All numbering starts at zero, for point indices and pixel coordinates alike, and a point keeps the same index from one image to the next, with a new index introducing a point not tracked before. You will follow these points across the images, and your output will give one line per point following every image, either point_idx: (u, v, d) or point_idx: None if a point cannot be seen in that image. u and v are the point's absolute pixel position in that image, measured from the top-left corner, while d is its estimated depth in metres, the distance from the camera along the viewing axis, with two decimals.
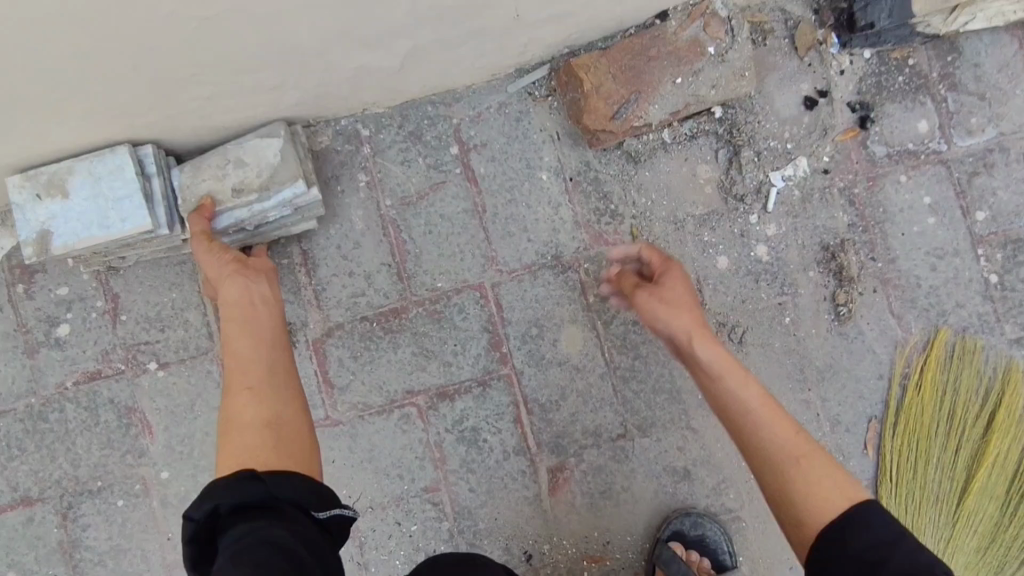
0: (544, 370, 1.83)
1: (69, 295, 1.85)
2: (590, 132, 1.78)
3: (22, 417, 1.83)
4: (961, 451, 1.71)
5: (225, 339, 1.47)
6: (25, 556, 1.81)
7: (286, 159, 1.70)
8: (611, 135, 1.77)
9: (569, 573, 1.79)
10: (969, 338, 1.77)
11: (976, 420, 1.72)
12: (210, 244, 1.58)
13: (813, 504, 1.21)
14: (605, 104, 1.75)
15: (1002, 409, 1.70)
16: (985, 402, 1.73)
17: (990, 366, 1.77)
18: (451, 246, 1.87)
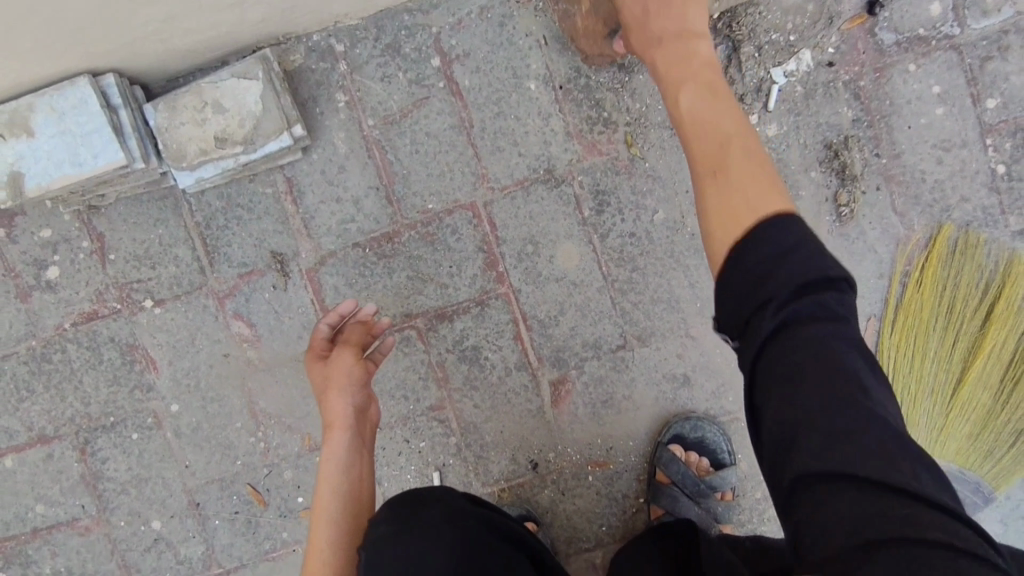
0: (542, 287, 1.82)
1: (53, 236, 1.81)
2: (585, 52, 1.73)
3: (26, 360, 1.85)
4: (958, 344, 1.71)
5: (333, 446, 1.55)
6: (51, 489, 1.89)
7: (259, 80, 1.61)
8: (606, 58, 1.72)
9: (574, 478, 1.86)
10: (973, 232, 1.73)
11: (976, 313, 1.70)
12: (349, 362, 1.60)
13: (735, 193, 1.14)
14: (603, 28, 1.65)
15: (1002, 300, 1.68)
16: (986, 294, 1.71)
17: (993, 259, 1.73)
18: (439, 165, 1.80)
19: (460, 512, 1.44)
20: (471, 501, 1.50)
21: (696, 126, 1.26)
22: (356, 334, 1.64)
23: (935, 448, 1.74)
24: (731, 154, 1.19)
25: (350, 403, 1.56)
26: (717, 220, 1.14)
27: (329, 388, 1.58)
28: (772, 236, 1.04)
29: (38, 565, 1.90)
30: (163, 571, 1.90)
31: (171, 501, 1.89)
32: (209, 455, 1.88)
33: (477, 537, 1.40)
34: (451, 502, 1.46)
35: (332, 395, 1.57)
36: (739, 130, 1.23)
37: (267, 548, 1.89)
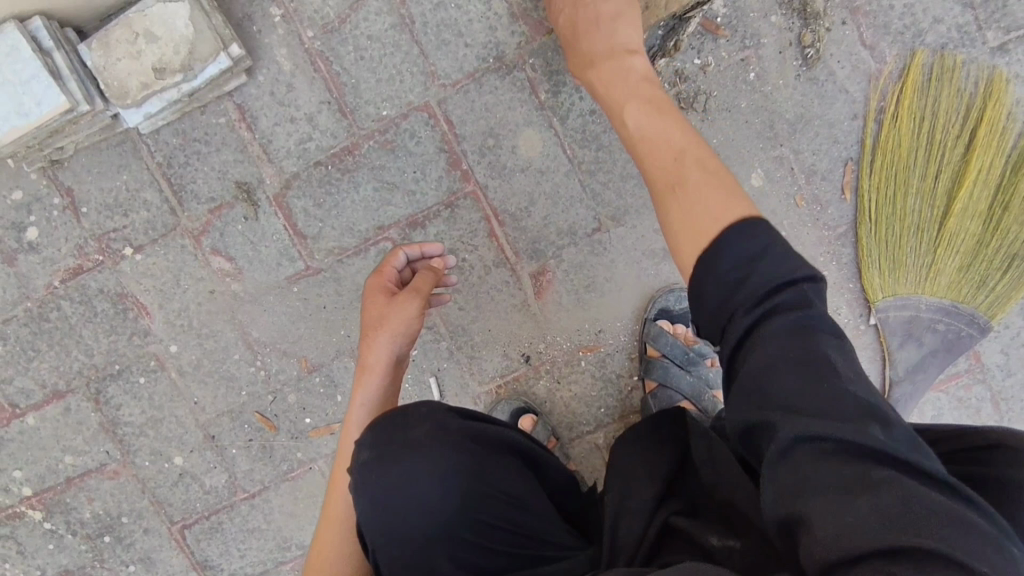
0: (509, 179, 1.79)
1: (25, 197, 1.84)
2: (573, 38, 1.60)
3: (26, 321, 1.91)
4: (941, 175, 1.65)
5: (369, 381, 1.46)
6: (74, 440, 1.98)
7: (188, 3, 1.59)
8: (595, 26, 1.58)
9: (567, 365, 1.88)
10: (948, 54, 1.66)
11: (956, 140, 1.64)
12: (400, 300, 1.46)
13: (691, 203, 1.11)
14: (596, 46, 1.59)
15: (981, 122, 1.62)
16: (966, 119, 1.64)
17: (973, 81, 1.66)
18: (387, 68, 1.76)
19: (448, 429, 1.26)
20: (464, 416, 1.31)
21: (652, 149, 1.25)
22: (426, 279, 1.51)
23: (925, 287, 1.70)
24: (687, 167, 1.17)
25: (393, 353, 1.45)
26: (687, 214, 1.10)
27: (378, 329, 1.45)
28: (736, 246, 1.00)
29: (78, 510, 2.02)
30: (193, 502, 2.00)
31: (188, 437, 1.97)
32: (214, 389, 1.94)
33: (477, 457, 1.25)
34: (440, 419, 1.28)
35: (381, 329, 1.45)
36: (692, 142, 1.22)
37: (286, 469, 1.98)
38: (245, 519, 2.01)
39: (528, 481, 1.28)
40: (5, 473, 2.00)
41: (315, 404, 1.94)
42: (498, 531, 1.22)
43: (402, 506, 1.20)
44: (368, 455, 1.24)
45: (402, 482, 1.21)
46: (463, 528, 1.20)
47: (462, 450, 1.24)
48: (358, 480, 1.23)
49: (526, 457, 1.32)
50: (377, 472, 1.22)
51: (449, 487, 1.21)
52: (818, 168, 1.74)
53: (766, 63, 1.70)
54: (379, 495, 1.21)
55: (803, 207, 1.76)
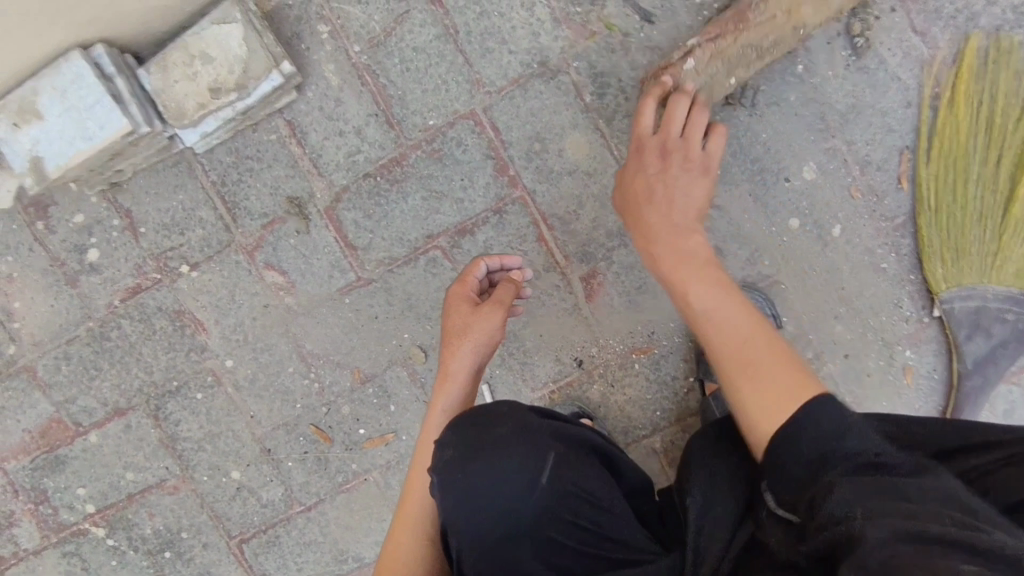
0: (556, 183, 1.79)
1: (86, 220, 1.90)
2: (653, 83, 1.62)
3: (88, 341, 1.96)
4: (1003, 161, 1.60)
5: (448, 387, 1.46)
6: (135, 456, 2.02)
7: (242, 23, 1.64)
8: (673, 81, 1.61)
9: (621, 368, 1.86)
10: (1004, 37, 1.62)
11: (1016, 124, 1.59)
12: (485, 312, 1.48)
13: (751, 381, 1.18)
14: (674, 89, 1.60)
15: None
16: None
17: None
18: (432, 78, 1.78)
19: (531, 428, 1.25)
20: (541, 414, 1.31)
21: (713, 322, 1.29)
22: (509, 290, 1.52)
23: (992, 276, 1.65)
24: (754, 353, 1.22)
25: (476, 363, 1.46)
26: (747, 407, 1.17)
27: (463, 337, 1.46)
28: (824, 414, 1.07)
29: (139, 526, 2.05)
30: (251, 516, 2.02)
31: (245, 451, 1.99)
32: (270, 402, 1.96)
33: (560, 455, 1.24)
34: (523, 418, 1.27)
35: (466, 339, 1.46)
36: (757, 329, 1.26)
37: (341, 480, 1.98)
38: (302, 532, 2.02)
39: (605, 481, 1.26)
40: (70, 491, 2.05)
41: (369, 415, 1.95)
42: (576, 530, 1.21)
43: (487, 507, 1.18)
44: (451, 452, 1.22)
45: (486, 479, 1.19)
46: (547, 527, 1.20)
47: (546, 449, 1.23)
48: (443, 482, 1.19)
49: (602, 456, 1.31)
50: (460, 469, 1.19)
51: (535, 485, 1.21)
52: (873, 158, 1.71)
53: (814, 55, 1.68)
54: (464, 493, 1.18)
55: (859, 198, 1.72)
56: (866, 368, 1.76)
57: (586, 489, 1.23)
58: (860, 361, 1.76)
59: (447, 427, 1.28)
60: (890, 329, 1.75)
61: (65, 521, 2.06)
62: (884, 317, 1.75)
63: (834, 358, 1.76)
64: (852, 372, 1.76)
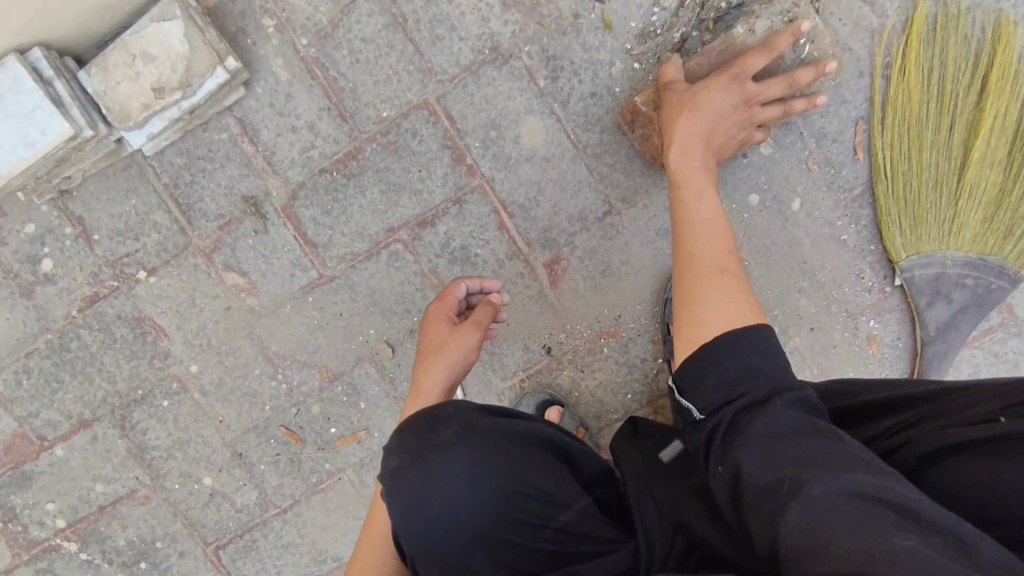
0: (514, 170, 1.78)
1: (37, 230, 1.85)
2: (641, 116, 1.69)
3: (47, 353, 1.92)
4: (955, 126, 1.61)
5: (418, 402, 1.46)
6: (104, 468, 1.99)
7: (182, 20, 1.60)
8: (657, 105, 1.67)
9: (589, 353, 1.85)
10: (952, 2, 1.62)
11: (967, 88, 1.60)
12: (465, 329, 1.48)
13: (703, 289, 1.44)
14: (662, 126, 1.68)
15: (990, 67, 1.58)
16: (977, 65, 1.60)
17: (980, 27, 1.62)
18: (384, 69, 1.75)
19: (477, 430, 1.24)
20: (492, 413, 1.29)
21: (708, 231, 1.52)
22: (485, 311, 1.52)
23: (949, 243, 1.64)
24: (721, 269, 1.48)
25: (448, 381, 1.45)
26: (702, 310, 1.41)
27: (438, 354, 1.46)
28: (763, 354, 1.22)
29: (112, 539, 2.02)
30: (225, 521, 2.00)
31: (216, 456, 1.97)
32: (238, 405, 1.94)
33: (508, 456, 1.22)
34: (468, 419, 1.26)
35: (443, 352, 1.46)
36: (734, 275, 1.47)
37: (315, 481, 1.96)
38: (278, 534, 2.00)
39: (561, 477, 1.24)
40: (38, 507, 2.01)
41: (339, 413, 1.93)
42: (535, 527, 1.20)
43: (434, 511, 1.19)
44: (398, 462, 1.24)
45: (433, 486, 1.20)
46: (501, 529, 1.19)
47: (492, 450, 1.22)
48: (391, 487, 1.22)
49: (560, 452, 1.29)
50: (407, 478, 1.21)
51: (482, 489, 1.20)
52: (829, 130, 1.71)
53: None
54: (411, 501, 1.20)
55: (815, 171, 1.72)
56: (831, 340, 1.77)
57: (540, 487, 1.21)
58: (826, 334, 1.77)
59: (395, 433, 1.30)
60: (853, 300, 1.76)
61: (36, 538, 2.03)
62: (847, 288, 1.75)
63: (800, 332, 1.77)
64: (817, 344, 1.77)
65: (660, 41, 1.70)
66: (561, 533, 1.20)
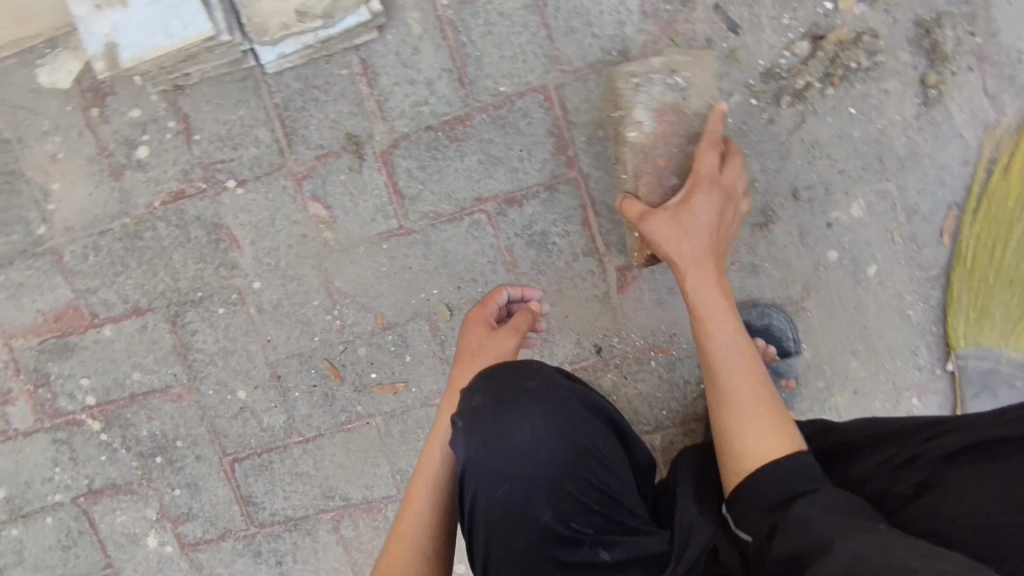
0: (611, 172, 1.83)
1: (142, 116, 1.90)
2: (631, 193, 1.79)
3: (120, 236, 1.97)
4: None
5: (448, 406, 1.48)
6: (145, 358, 2.03)
7: None
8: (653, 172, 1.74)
9: (636, 362, 1.90)
10: None
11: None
12: (504, 334, 1.54)
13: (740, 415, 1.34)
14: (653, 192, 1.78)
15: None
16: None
17: None
18: (513, 46, 1.80)
19: (560, 391, 1.33)
20: (568, 378, 1.39)
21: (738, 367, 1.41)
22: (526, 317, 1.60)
23: (1008, 342, 1.72)
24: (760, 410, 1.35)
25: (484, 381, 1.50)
26: (740, 440, 1.31)
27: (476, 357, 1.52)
28: (789, 478, 1.22)
29: (136, 427, 2.07)
30: (248, 437, 2.05)
31: (254, 373, 2.01)
32: (288, 330, 1.98)
33: (583, 421, 1.31)
34: (553, 377, 1.35)
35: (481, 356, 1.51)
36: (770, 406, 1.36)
37: (343, 419, 2.02)
38: (295, 461, 2.05)
39: (620, 455, 1.35)
40: (73, 380, 2.06)
41: (383, 361, 1.98)
42: (594, 494, 1.27)
43: (508, 458, 1.26)
44: (481, 404, 1.30)
45: (512, 436, 1.27)
46: (569, 488, 1.26)
47: (571, 413, 1.31)
48: (469, 423, 1.29)
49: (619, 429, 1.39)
50: (489, 420, 1.28)
51: (558, 446, 1.27)
52: (920, 208, 1.75)
53: (886, 98, 1.72)
54: (488, 437, 1.27)
55: (898, 244, 1.77)
56: (871, 407, 1.82)
57: (603, 455, 1.31)
58: (867, 400, 1.82)
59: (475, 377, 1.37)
60: (901, 374, 1.81)
61: (62, 408, 2.08)
62: (898, 362, 1.81)
63: (843, 392, 1.83)
64: (856, 408, 1.83)
65: (784, 84, 1.74)
66: (616, 504, 1.29)
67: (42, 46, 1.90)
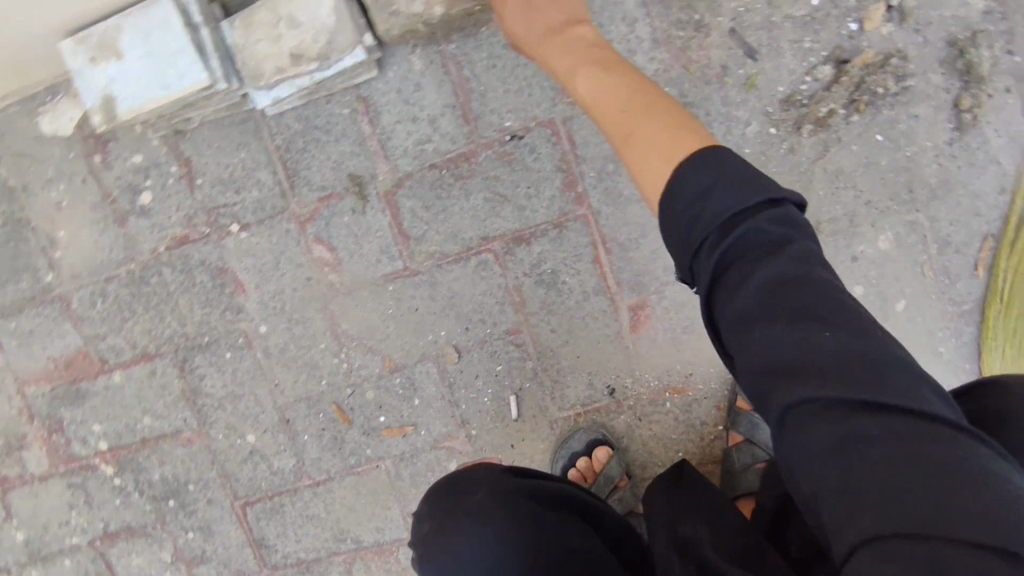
0: (622, 208, 1.75)
1: (144, 162, 1.88)
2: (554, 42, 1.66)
3: (127, 282, 1.96)
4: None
5: None
6: (155, 403, 2.02)
7: (339, 15, 1.58)
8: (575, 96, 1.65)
9: (651, 404, 1.83)
10: None
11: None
12: None
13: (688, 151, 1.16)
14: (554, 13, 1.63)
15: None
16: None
17: None
18: (517, 80, 1.72)
19: (503, 493, 1.34)
20: (518, 474, 1.40)
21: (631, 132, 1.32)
22: None
23: None
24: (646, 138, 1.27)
25: None
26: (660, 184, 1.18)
27: None
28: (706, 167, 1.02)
29: (148, 471, 2.06)
30: (258, 481, 2.02)
31: (263, 417, 1.99)
32: (295, 373, 1.95)
33: (533, 520, 1.29)
34: (496, 479, 1.38)
35: None
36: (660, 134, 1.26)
37: (353, 463, 1.98)
38: (306, 505, 2.02)
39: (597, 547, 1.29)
40: (85, 425, 2.06)
41: (392, 404, 1.93)
42: None
43: None
44: (428, 528, 1.36)
45: (461, 554, 1.31)
46: None
47: (517, 513, 1.30)
48: (424, 552, 1.34)
49: (586, 513, 1.36)
50: (438, 543, 1.33)
51: (511, 549, 1.28)
52: (954, 240, 1.64)
53: (916, 123, 1.60)
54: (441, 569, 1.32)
55: (930, 277, 1.66)
56: None
57: (576, 550, 1.26)
58: None
59: (426, 500, 1.42)
60: None
61: (76, 453, 2.08)
62: None
63: None
64: None
65: (805, 112, 1.62)
66: None
67: (44, 94, 1.89)
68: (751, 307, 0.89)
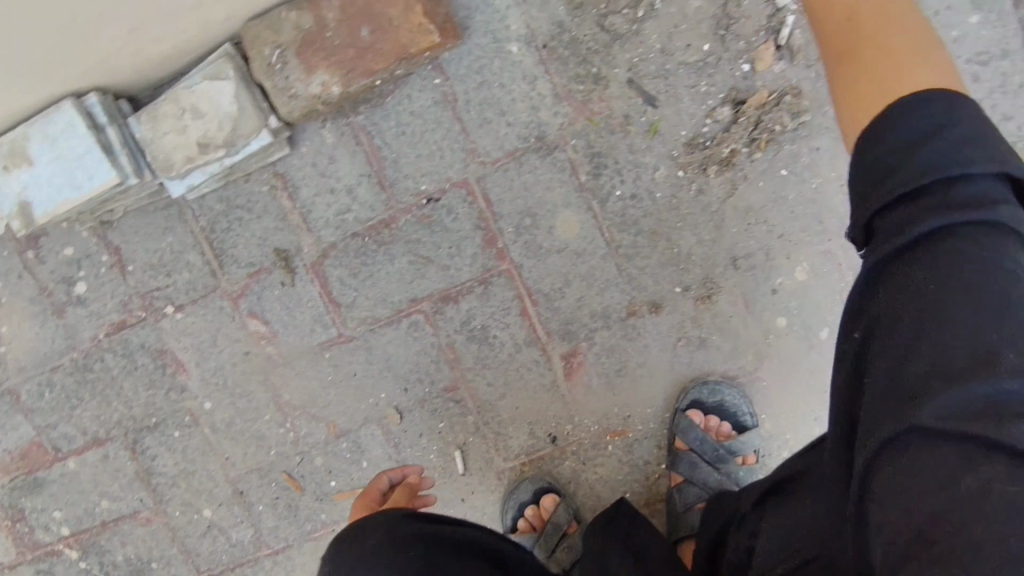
0: (544, 260, 1.76)
1: (76, 253, 1.91)
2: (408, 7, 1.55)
3: (72, 370, 1.98)
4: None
5: None
6: (112, 486, 2.04)
7: (240, 103, 1.60)
8: None
9: (594, 448, 1.84)
10: None
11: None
12: None
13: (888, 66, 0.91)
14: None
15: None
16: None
17: None
18: (427, 144, 1.74)
19: (400, 534, 1.27)
20: (423, 519, 1.34)
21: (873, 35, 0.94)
22: None
23: None
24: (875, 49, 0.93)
25: None
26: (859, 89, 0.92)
27: None
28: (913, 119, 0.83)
29: (111, 553, 2.08)
30: (219, 553, 2.04)
31: (217, 491, 2.01)
32: (244, 446, 1.97)
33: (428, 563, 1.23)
34: (395, 523, 1.31)
35: None
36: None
37: (309, 529, 1.99)
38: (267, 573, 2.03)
39: None
40: (46, 512, 2.08)
41: (341, 468, 1.95)
42: None
43: None
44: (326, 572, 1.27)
45: None
46: None
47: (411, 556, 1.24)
48: None
49: (491, 559, 1.31)
50: None
51: None
52: None
53: (818, 155, 1.62)
54: None
55: None
56: None
57: None
58: None
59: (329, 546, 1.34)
60: None
61: (40, 540, 2.10)
62: None
63: None
64: None
65: (708, 154, 1.65)
66: None
67: None
68: (898, 277, 0.78)
